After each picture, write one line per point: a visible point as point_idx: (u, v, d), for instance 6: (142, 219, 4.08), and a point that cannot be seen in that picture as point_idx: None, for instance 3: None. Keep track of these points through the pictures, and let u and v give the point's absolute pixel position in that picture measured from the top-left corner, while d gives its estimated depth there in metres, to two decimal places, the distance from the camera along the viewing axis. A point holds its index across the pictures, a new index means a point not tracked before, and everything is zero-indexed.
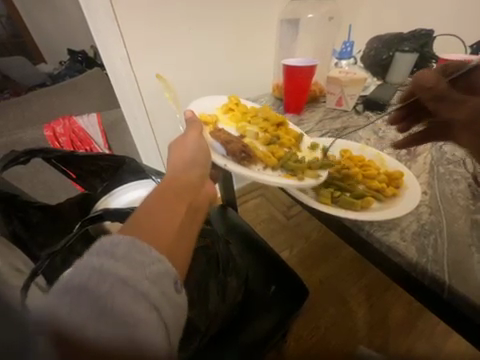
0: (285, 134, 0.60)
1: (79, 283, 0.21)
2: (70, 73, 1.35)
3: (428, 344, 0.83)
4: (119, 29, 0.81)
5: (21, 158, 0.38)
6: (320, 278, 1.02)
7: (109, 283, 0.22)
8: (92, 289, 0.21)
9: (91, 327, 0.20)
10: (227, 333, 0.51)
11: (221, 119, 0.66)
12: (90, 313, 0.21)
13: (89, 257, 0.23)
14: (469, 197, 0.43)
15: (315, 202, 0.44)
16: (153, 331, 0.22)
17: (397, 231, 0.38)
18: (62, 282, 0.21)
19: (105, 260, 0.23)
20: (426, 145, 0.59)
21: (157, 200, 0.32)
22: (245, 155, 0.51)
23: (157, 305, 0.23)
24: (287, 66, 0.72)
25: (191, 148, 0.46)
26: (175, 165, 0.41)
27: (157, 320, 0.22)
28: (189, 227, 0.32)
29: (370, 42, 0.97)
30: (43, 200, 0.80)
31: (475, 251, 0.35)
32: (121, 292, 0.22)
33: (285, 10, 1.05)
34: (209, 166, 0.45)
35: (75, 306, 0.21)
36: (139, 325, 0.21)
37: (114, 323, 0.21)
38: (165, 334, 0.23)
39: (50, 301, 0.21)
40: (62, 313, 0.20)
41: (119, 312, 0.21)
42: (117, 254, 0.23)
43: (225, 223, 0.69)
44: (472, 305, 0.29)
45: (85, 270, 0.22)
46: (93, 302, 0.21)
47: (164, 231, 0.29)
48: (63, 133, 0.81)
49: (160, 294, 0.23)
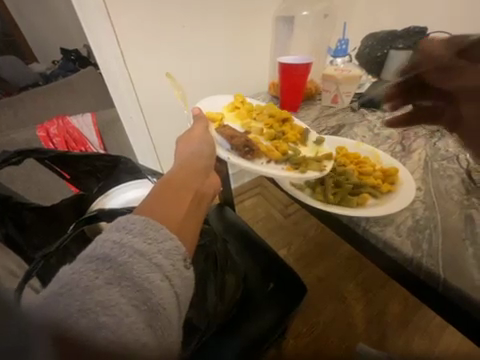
0: (290, 130, 0.59)
1: (102, 253, 0.22)
2: (63, 72, 1.33)
3: (425, 337, 0.85)
4: (112, 27, 0.80)
5: (12, 159, 0.37)
6: (318, 275, 1.03)
7: (128, 254, 0.23)
8: (113, 259, 0.22)
9: (114, 293, 0.21)
10: (226, 331, 0.51)
11: (227, 116, 0.65)
12: (112, 281, 0.21)
13: (109, 231, 0.24)
14: (463, 192, 0.44)
15: (311, 200, 0.44)
16: (167, 299, 0.23)
17: (392, 227, 0.39)
18: (85, 254, 0.23)
19: (125, 234, 0.24)
20: (420, 142, 0.59)
21: (166, 187, 0.34)
22: (249, 150, 0.52)
23: (170, 276, 0.24)
24: (282, 63, 0.72)
25: (198, 141, 0.47)
26: (183, 156, 0.43)
27: (170, 290, 0.23)
28: (195, 212, 0.33)
29: (365, 40, 0.96)
30: (38, 200, 0.79)
31: (468, 245, 0.35)
32: (140, 260, 0.23)
33: (279, 8, 1.06)
34: (213, 157, 0.47)
35: (99, 273, 0.22)
36: (154, 292, 0.22)
37: (134, 291, 0.22)
38: (176, 302, 0.24)
39: (74, 270, 0.21)
40: (86, 281, 0.21)
41: (138, 280, 0.22)
42: (111, 255, 0.22)
43: (223, 222, 0.68)
44: (466, 298, 0.29)
45: (107, 242, 0.23)
46: (116, 269, 0.22)
47: (173, 213, 0.30)
48: (57, 134, 0.82)
49: (172, 266, 0.24)
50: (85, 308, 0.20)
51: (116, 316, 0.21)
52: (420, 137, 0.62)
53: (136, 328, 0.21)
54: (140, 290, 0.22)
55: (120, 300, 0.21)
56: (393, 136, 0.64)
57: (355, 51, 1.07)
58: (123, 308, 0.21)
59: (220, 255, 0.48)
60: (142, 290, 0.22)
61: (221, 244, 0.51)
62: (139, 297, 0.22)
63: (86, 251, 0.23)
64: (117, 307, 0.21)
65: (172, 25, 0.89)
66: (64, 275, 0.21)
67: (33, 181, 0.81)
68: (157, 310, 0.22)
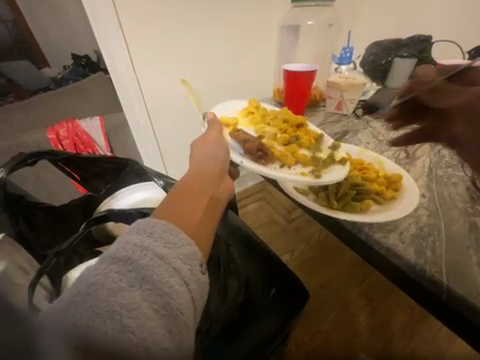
0: (304, 135, 0.60)
1: (124, 256, 0.23)
2: (74, 77, 1.38)
3: (431, 349, 0.82)
4: (122, 34, 0.83)
5: (28, 160, 0.39)
6: (322, 283, 1.01)
7: (149, 257, 0.24)
8: (135, 261, 0.23)
9: (137, 295, 0.22)
10: (229, 335, 0.52)
11: (241, 121, 0.65)
12: (135, 284, 0.22)
13: (131, 233, 0.26)
14: (468, 200, 0.44)
15: (315, 205, 0.45)
16: (186, 304, 0.24)
17: (396, 233, 0.39)
18: (109, 255, 0.24)
19: (146, 237, 0.25)
20: (424, 150, 0.60)
21: (182, 191, 0.35)
22: (262, 154, 0.52)
23: (188, 281, 0.25)
24: (287, 71, 0.73)
25: (211, 145, 0.48)
26: (198, 160, 0.44)
27: (188, 295, 0.25)
28: (211, 216, 0.34)
29: (369, 49, 0.98)
30: (48, 200, 0.82)
31: (473, 253, 0.35)
32: (162, 264, 0.24)
33: (284, 17, 1.08)
34: (227, 161, 0.47)
35: (123, 275, 0.22)
36: (174, 296, 0.23)
37: (155, 294, 0.23)
38: (193, 308, 0.25)
39: (99, 272, 0.22)
40: (111, 283, 0.22)
41: (159, 283, 0.23)
42: (120, 263, 0.23)
43: (226, 227, 0.68)
44: (470, 306, 0.29)
45: (129, 245, 0.24)
46: (139, 272, 0.23)
47: (189, 217, 0.31)
48: (66, 136, 0.82)
49: (190, 271, 0.26)
50: (110, 309, 0.21)
51: (139, 319, 0.21)
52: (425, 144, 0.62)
53: (158, 333, 0.22)
54: (161, 294, 0.23)
55: (141, 303, 0.22)
56: None
57: (360, 59, 1.09)
58: (146, 311, 0.22)
59: (223, 258, 0.49)
60: (163, 294, 0.23)
61: (225, 247, 0.52)
62: (161, 301, 0.23)
63: (110, 252, 0.24)
64: (139, 311, 0.22)
65: (180, 32, 0.92)
66: (90, 275, 0.22)
67: (44, 183, 0.83)
68: (176, 314, 0.23)
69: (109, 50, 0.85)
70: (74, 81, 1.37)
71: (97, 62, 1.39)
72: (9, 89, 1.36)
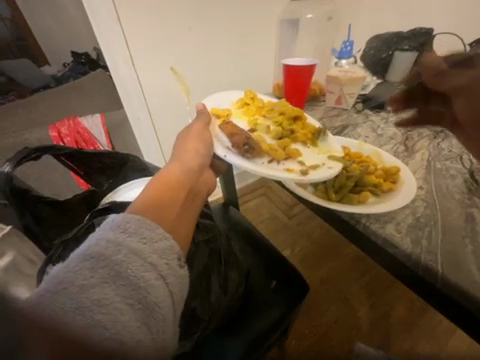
0: (300, 128, 0.59)
1: (96, 252, 0.24)
2: (73, 75, 1.40)
3: (430, 341, 0.84)
4: (120, 29, 0.83)
5: (33, 154, 0.39)
6: (322, 277, 1.03)
7: (123, 253, 0.24)
8: (109, 258, 0.24)
9: (109, 291, 0.23)
10: (230, 326, 0.52)
11: (234, 113, 0.66)
12: (107, 280, 0.23)
13: (104, 230, 0.25)
14: (465, 192, 0.44)
15: (313, 197, 0.46)
16: (163, 295, 0.25)
17: (393, 224, 0.40)
18: (79, 254, 0.24)
19: (120, 233, 0.25)
20: (423, 144, 0.60)
21: (160, 184, 0.35)
22: (248, 148, 0.51)
23: (165, 275, 0.26)
24: (286, 65, 0.73)
25: (195, 139, 0.48)
26: (180, 153, 0.44)
27: (165, 288, 0.26)
28: (188, 210, 0.35)
29: (370, 42, 0.97)
30: (53, 196, 0.84)
31: (468, 242, 0.36)
32: (138, 260, 0.25)
33: (283, 11, 1.07)
34: (209, 155, 0.48)
35: (94, 273, 0.23)
36: (150, 290, 0.25)
37: (130, 290, 0.24)
38: (171, 300, 0.26)
39: (69, 269, 0.23)
40: (82, 280, 0.23)
41: (133, 278, 0.24)
42: (88, 261, 0.23)
43: (228, 220, 0.73)
44: (463, 292, 0.30)
45: (101, 241, 0.24)
46: (112, 268, 0.24)
47: (168, 210, 0.31)
48: (68, 133, 0.84)
49: (167, 265, 0.26)
50: (82, 305, 0.22)
51: (111, 313, 0.23)
52: (424, 138, 0.62)
53: (132, 325, 0.24)
54: (136, 289, 0.24)
55: (115, 298, 0.23)
56: (397, 136, 0.65)
57: (360, 53, 1.08)
58: (119, 305, 0.23)
59: (223, 252, 0.50)
60: (137, 289, 0.24)
61: (225, 240, 0.53)
62: (134, 296, 0.24)
63: (81, 250, 0.24)
64: (112, 306, 0.23)
65: (181, 29, 0.92)
66: (59, 273, 0.23)
67: (47, 179, 0.84)
68: (153, 308, 0.25)
69: (107, 46, 0.84)
70: (73, 79, 1.38)
71: (97, 60, 1.41)
72: (9, 87, 1.37)
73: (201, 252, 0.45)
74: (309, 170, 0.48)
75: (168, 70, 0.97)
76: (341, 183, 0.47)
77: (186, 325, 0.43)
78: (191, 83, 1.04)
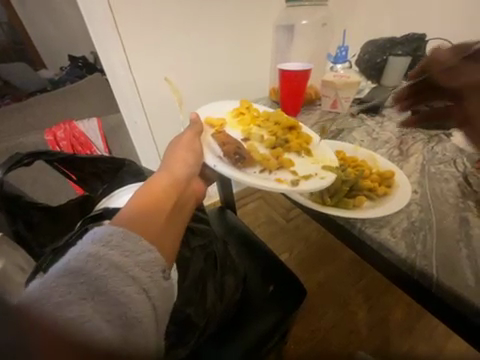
0: (295, 138, 0.59)
1: (75, 267, 0.23)
2: (70, 79, 1.40)
3: (429, 344, 0.83)
4: (118, 35, 0.84)
5: (25, 160, 0.39)
6: (319, 280, 1.02)
7: (104, 267, 0.24)
8: (88, 273, 0.24)
9: (88, 307, 0.23)
10: (226, 332, 0.51)
11: (229, 122, 0.66)
12: (86, 296, 0.23)
13: (84, 244, 0.25)
14: (459, 195, 0.45)
15: (309, 202, 0.46)
16: (145, 310, 0.25)
17: (388, 228, 0.40)
18: (59, 269, 0.23)
19: (101, 246, 0.25)
20: (417, 147, 0.61)
21: (148, 195, 0.35)
22: (239, 157, 0.51)
23: (147, 288, 0.25)
24: (283, 70, 0.74)
25: (185, 149, 0.48)
26: (169, 163, 0.44)
27: (148, 302, 0.25)
28: (175, 220, 0.35)
29: (365, 47, 0.98)
30: (46, 201, 0.83)
31: (462, 247, 0.36)
32: (120, 274, 0.25)
33: (280, 16, 1.08)
34: (198, 164, 0.48)
35: (71, 289, 0.23)
36: (131, 305, 0.24)
37: (110, 305, 0.24)
38: (154, 315, 0.26)
39: (46, 285, 0.22)
40: (58, 297, 0.22)
41: (111, 294, 0.24)
42: (66, 277, 0.23)
43: (225, 225, 0.72)
44: (457, 297, 0.30)
45: (81, 255, 0.24)
46: (91, 284, 0.23)
47: (153, 222, 0.31)
48: (64, 137, 0.82)
49: (149, 278, 0.26)
50: (57, 323, 0.22)
51: (91, 329, 0.22)
52: (419, 142, 0.63)
53: (114, 340, 0.23)
54: (117, 304, 0.24)
55: (93, 314, 0.23)
56: (391, 140, 0.65)
57: (356, 57, 1.09)
58: (98, 322, 0.23)
59: (219, 257, 0.50)
60: (117, 305, 0.24)
61: (221, 245, 0.53)
62: (114, 312, 0.24)
63: (60, 265, 0.24)
64: (90, 323, 0.23)
65: (179, 33, 0.93)
66: (37, 289, 0.22)
67: (40, 183, 0.83)
68: (134, 323, 0.24)
69: (105, 52, 0.85)
70: (70, 82, 1.38)
71: (94, 64, 1.41)
72: (5, 91, 1.37)
73: (196, 257, 0.45)
74: (300, 180, 0.48)
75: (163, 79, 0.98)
76: (336, 188, 0.47)
77: (181, 331, 0.42)
78: (188, 88, 1.04)
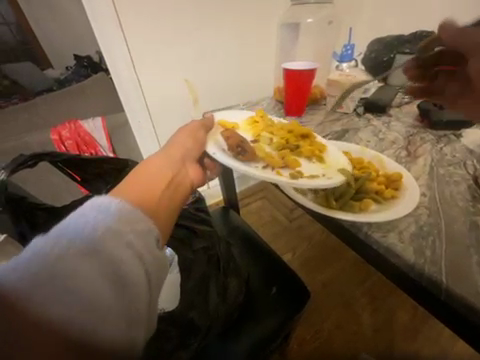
0: (307, 145, 0.57)
1: (77, 225, 0.23)
2: (76, 78, 1.43)
3: (434, 348, 0.82)
4: (123, 35, 0.85)
5: (29, 162, 0.39)
6: (324, 281, 1.01)
7: (102, 229, 0.24)
8: (88, 230, 0.23)
9: (83, 264, 0.22)
10: (229, 334, 0.51)
11: (241, 127, 0.65)
12: (84, 253, 0.22)
13: (86, 208, 0.25)
14: (469, 199, 0.44)
15: (314, 205, 0.45)
16: (138, 274, 0.24)
17: (395, 233, 0.39)
18: (59, 227, 0.23)
19: (101, 212, 0.25)
20: (425, 148, 0.59)
21: (140, 177, 0.35)
22: (241, 151, 0.51)
23: (141, 254, 0.25)
24: (287, 69, 0.73)
25: (185, 135, 0.48)
26: (169, 146, 0.45)
27: (140, 265, 0.24)
28: (171, 199, 0.35)
29: (371, 45, 0.96)
30: (52, 201, 0.97)
31: (473, 253, 0.35)
32: (117, 233, 0.24)
33: (284, 15, 1.06)
34: (197, 150, 0.48)
35: (73, 244, 0.22)
36: (124, 267, 0.23)
37: (104, 265, 0.23)
38: (147, 281, 0.25)
39: (45, 240, 0.22)
40: (58, 250, 0.21)
41: (106, 251, 0.23)
42: (68, 233, 0.23)
43: (227, 224, 0.72)
44: (470, 306, 0.29)
45: (83, 216, 0.24)
46: (91, 239, 0.23)
47: (143, 196, 0.31)
48: (69, 136, 0.91)
49: (144, 245, 0.25)
50: (51, 277, 0.20)
51: (80, 287, 0.21)
52: (427, 142, 0.62)
53: (103, 303, 0.22)
54: (111, 264, 0.23)
55: (88, 271, 0.22)
56: (399, 140, 0.64)
57: (361, 56, 1.08)
58: (95, 275, 0.22)
59: (222, 258, 0.50)
60: (112, 264, 0.23)
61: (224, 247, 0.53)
62: (110, 268, 0.23)
63: (62, 224, 0.23)
64: (83, 280, 0.21)
65: (184, 31, 0.93)
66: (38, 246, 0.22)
67: (46, 184, 0.97)
68: (126, 284, 0.23)
69: (109, 53, 0.86)
70: (76, 82, 1.41)
71: (99, 63, 1.43)
72: (13, 90, 1.40)
73: (199, 259, 0.46)
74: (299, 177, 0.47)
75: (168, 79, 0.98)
76: (341, 191, 0.46)
77: (183, 335, 0.41)
78: (194, 87, 1.04)
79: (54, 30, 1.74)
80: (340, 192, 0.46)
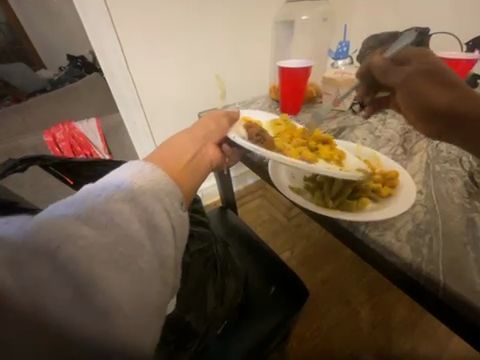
0: (326, 149, 0.55)
1: (119, 178, 0.27)
2: (70, 78, 1.41)
3: (432, 343, 0.82)
4: (115, 34, 0.83)
5: (18, 165, 0.39)
6: (322, 279, 1.02)
7: (140, 182, 0.27)
8: (127, 182, 0.26)
9: (125, 207, 0.25)
10: (228, 335, 0.51)
11: (264, 124, 0.65)
12: (125, 199, 0.25)
13: (127, 168, 0.29)
14: (465, 195, 0.44)
15: (311, 205, 0.45)
16: (165, 223, 0.26)
17: (392, 232, 0.39)
18: (105, 179, 0.27)
19: (138, 171, 0.28)
20: (421, 145, 0.59)
21: (170, 146, 0.37)
22: (260, 139, 0.54)
23: (169, 210, 0.27)
24: (283, 67, 0.72)
25: (210, 118, 0.50)
26: (194, 126, 0.46)
27: (168, 218, 0.27)
28: (193, 170, 0.36)
29: (367, 41, 0.96)
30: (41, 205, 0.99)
31: (470, 250, 0.35)
32: (148, 187, 0.27)
33: (278, 13, 1.05)
34: (218, 134, 0.49)
35: (116, 191, 0.25)
36: (155, 216, 0.26)
37: (141, 210, 0.25)
38: (173, 234, 0.27)
39: (94, 187, 0.25)
40: (105, 194, 0.25)
41: (139, 199, 0.26)
42: (111, 183, 0.26)
43: (225, 224, 0.72)
44: (467, 304, 0.29)
45: (125, 172, 0.28)
46: (126, 188, 0.26)
47: (170, 162, 0.34)
48: (63, 138, 0.95)
49: (171, 203, 0.28)
50: (97, 213, 0.23)
51: (122, 226, 0.24)
52: (423, 139, 0.62)
53: (139, 240, 0.24)
54: (146, 210, 0.26)
55: (129, 213, 0.25)
56: (395, 138, 0.64)
57: (357, 53, 1.07)
58: (130, 218, 0.24)
59: (219, 260, 0.50)
60: (147, 212, 0.26)
61: (220, 248, 0.53)
62: (142, 213, 0.25)
63: (108, 177, 0.27)
64: (124, 220, 0.24)
65: (178, 30, 0.91)
66: (83, 191, 0.25)
67: (41, 187, 1.00)
68: (156, 228, 0.26)
69: (102, 52, 0.85)
70: (70, 82, 1.39)
71: (93, 63, 1.41)
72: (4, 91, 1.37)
73: (195, 263, 0.44)
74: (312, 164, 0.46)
75: (162, 78, 0.97)
76: (341, 187, 0.45)
77: (180, 339, 0.41)
78: (189, 87, 1.03)
79: (48, 31, 1.73)
80: (340, 189, 0.45)
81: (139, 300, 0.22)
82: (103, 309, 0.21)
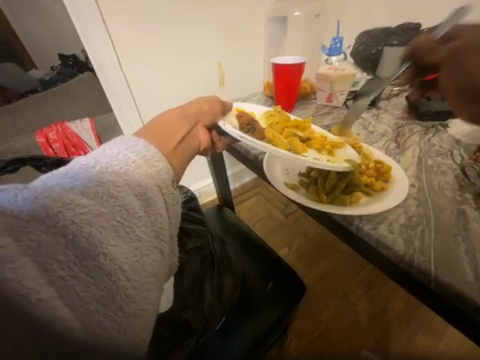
0: (321, 140, 0.54)
1: (111, 153, 0.27)
2: (62, 78, 1.39)
3: (427, 334, 0.84)
4: (107, 33, 0.82)
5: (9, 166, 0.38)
6: (320, 273, 1.03)
7: (135, 158, 0.27)
8: (119, 158, 0.27)
9: (122, 183, 0.25)
10: (228, 330, 0.51)
11: (258, 116, 0.65)
12: (117, 174, 0.25)
13: (120, 143, 0.29)
14: (456, 188, 0.44)
15: (306, 200, 0.45)
16: (159, 199, 0.27)
17: (385, 225, 0.39)
18: (96, 155, 0.27)
19: (129, 151, 0.28)
20: (414, 140, 0.60)
21: (158, 125, 0.38)
22: (250, 128, 0.54)
23: (162, 187, 0.28)
24: (276, 63, 0.72)
25: (202, 101, 0.50)
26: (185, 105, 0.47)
27: (163, 202, 0.27)
28: (182, 150, 0.38)
29: (360, 37, 0.96)
30: None
31: (461, 241, 0.35)
32: (143, 162, 0.28)
33: (271, 10, 1.05)
34: (210, 118, 0.50)
35: (110, 165, 0.26)
36: (149, 189, 0.26)
37: (134, 186, 0.25)
38: (165, 207, 0.28)
39: (89, 161, 0.26)
40: (100, 167, 0.25)
41: (134, 173, 0.26)
42: (104, 158, 0.26)
43: (222, 222, 0.72)
44: (458, 294, 0.29)
45: (115, 149, 0.28)
46: (120, 161, 0.26)
47: (160, 140, 0.35)
48: (56, 139, 0.96)
49: (165, 183, 0.28)
50: (92, 184, 0.24)
51: (118, 197, 0.24)
52: (415, 134, 0.62)
53: (136, 212, 0.25)
54: (139, 185, 0.26)
55: (124, 187, 0.25)
56: (388, 133, 0.65)
57: (350, 49, 1.08)
58: (124, 190, 0.25)
59: (216, 256, 0.51)
60: (139, 187, 0.26)
61: (217, 245, 0.54)
62: (137, 187, 0.26)
63: (100, 152, 0.27)
64: (121, 194, 0.24)
65: (170, 27, 0.90)
66: (76, 164, 0.26)
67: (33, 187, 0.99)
68: (149, 202, 0.26)
69: (94, 52, 0.83)
70: (62, 82, 1.38)
71: (85, 63, 1.40)
72: None
73: (192, 260, 0.46)
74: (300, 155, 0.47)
75: (156, 76, 0.96)
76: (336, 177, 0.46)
77: (178, 334, 0.41)
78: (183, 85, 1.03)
79: (39, 31, 1.71)
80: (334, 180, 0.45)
81: (139, 265, 0.24)
82: (105, 271, 0.22)
